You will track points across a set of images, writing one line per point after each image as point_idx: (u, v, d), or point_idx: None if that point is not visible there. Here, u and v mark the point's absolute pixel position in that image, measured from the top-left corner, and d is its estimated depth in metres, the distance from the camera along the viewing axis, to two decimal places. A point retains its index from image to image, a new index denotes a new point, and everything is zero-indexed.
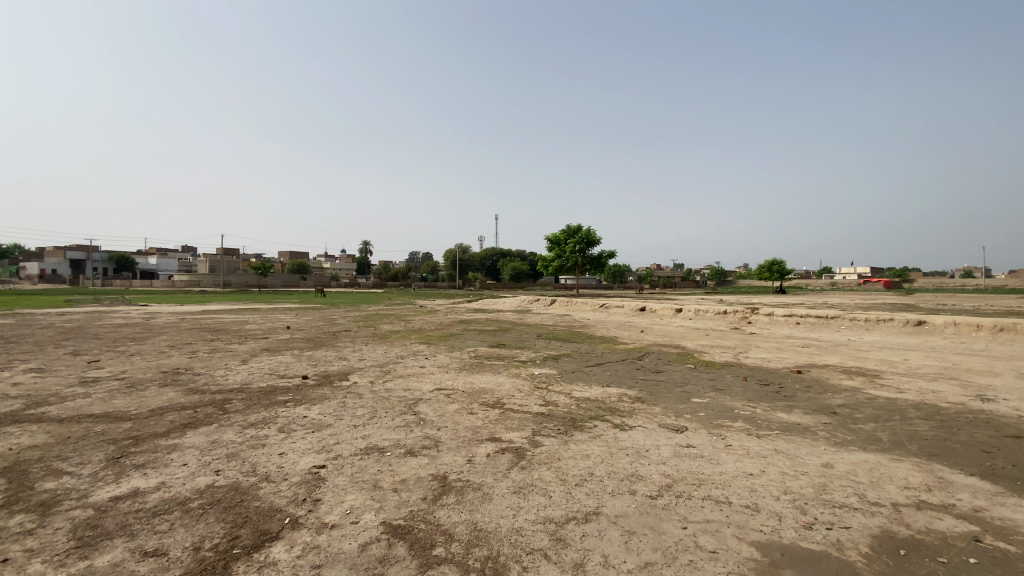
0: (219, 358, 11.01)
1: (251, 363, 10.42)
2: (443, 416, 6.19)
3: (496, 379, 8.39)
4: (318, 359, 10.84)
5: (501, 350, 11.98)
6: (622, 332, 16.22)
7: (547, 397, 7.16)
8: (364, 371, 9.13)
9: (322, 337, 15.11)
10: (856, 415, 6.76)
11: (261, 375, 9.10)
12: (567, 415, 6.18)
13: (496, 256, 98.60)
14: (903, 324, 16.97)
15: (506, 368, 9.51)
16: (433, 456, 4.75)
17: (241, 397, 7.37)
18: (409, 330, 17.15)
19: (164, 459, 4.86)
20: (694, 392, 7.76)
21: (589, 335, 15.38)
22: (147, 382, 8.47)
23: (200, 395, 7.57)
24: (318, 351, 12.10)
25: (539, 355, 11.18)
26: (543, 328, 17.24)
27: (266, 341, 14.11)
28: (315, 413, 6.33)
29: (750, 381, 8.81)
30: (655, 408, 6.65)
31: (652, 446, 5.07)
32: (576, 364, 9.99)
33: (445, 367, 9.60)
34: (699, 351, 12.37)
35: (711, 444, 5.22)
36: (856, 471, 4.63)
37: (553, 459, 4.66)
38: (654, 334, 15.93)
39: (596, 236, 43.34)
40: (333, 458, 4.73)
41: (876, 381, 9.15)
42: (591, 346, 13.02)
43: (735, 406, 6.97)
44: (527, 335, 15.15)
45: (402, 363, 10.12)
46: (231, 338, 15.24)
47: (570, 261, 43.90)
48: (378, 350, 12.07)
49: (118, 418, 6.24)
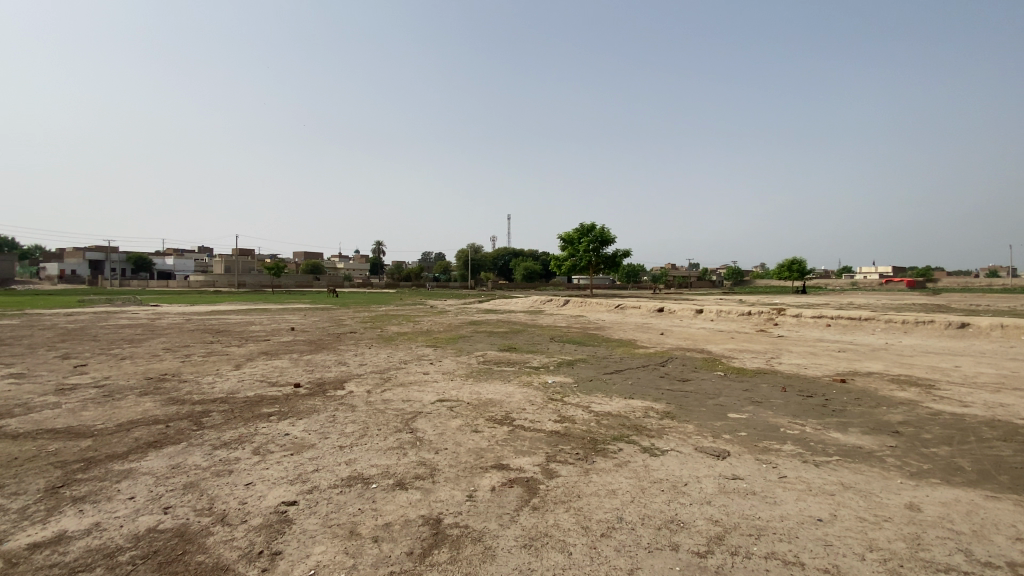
0: (212, 362, 10.36)
1: (244, 367, 9.75)
2: (444, 434, 5.38)
3: (506, 388, 7.57)
4: (315, 363, 10.12)
5: (512, 354, 11.14)
6: (641, 335, 15.28)
7: (563, 411, 6.31)
8: (362, 378, 8.38)
9: (325, 339, 14.44)
10: (924, 436, 5.78)
11: (251, 381, 8.41)
12: (587, 435, 5.33)
13: (509, 255, 97.80)
14: (945, 326, 15.71)
15: (517, 375, 8.68)
16: (427, 492, 3.94)
17: (222, 408, 6.66)
18: (417, 332, 16.41)
19: (111, 491, 4.15)
20: (729, 405, 6.85)
21: (606, 338, 14.48)
22: (127, 390, 7.82)
23: (178, 406, 6.88)
24: (317, 354, 11.40)
25: (552, 360, 10.33)
26: (557, 330, 16.37)
27: (266, 344, 13.48)
28: (298, 430, 5.57)
29: (790, 392, 7.85)
30: (688, 426, 5.77)
31: (692, 479, 4.20)
32: (594, 371, 9.13)
33: (450, 374, 8.80)
34: (727, 356, 11.41)
35: (762, 476, 4.33)
36: (951, 516, 3.70)
37: (572, 497, 3.81)
38: (675, 337, 14.95)
39: (610, 235, 42.28)
40: (307, 492, 3.95)
41: (933, 392, 8.11)
42: (608, 350, 12.13)
43: (779, 423, 6.05)
44: (540, 338, 14.29)
45: (404, 368, 9.35)
46: (231, 339, 14.64)
47: (583, 261, 42.87)
48: (381, 354, 11.33)
49: (79, 435, 5.56)
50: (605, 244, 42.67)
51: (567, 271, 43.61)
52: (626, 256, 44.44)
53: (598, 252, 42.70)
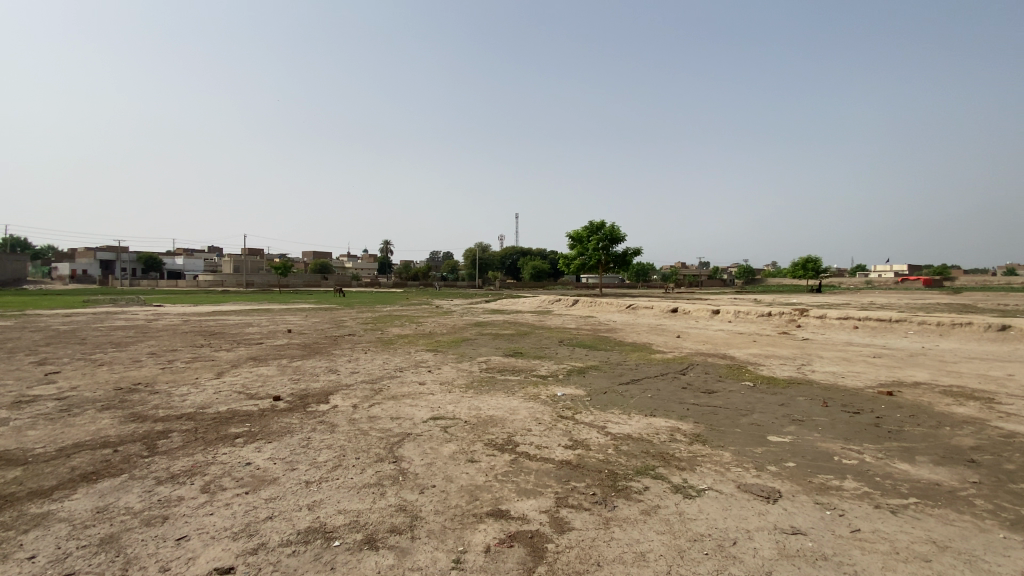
0: (194, 369, 9.59)
1: (227, 375, 8.97)
2: (434, 466, 4.51)
3: (509, 403, 6.69)
4: (304, 371, 9.32)
5: (517, 360, 10.25)
6: (656, 338, 14.30)
7: (575, 433, 5.42)
8: (350, 390, 7.53)
9: (321, 342, 13.64)
10: (1009, 468, 4.81)
11: (229, 392, 7.62)
12: (604, 468, 4.43)
13: (517, 255, 96.91)
14: (985, 329, 14.54)
15: (523, 386, 7.80)
16: (402, 554, 3.08)
17: (186, 427, 5.86)
18: (418, 334, 15.55)
19: (12, 545, 3.34)
20: (767, 426, 5.92)
21: (619, 341, 13.55)
22: (88, 403, 7.03)
23: (137, 423, 6.07)
24: (309, 360, 10.59)
25: (562, 367, 9.44)
26: (566, 333, 15.45)
27: (256, 347, 12.70)
28: (263, 457, 4.74)
29: (833, 408, 6.89)
30: (724, 456, 4.85)
31: (741, 536, 3.30)
32: (608, 381, 8.22)
33: (449, 385, 7.93)
34: (753, 363, 10.43)
35: (829, 531, 3.42)
36: None
37: (589, 565, 2.93)
38: (693, 340, 13.96)
39: (620, 233, 41.22)
40: (250, 553, 3.10)
41: (997, 408, 7.10)
42: (622, 355, 11.20)
43: (832, 451, 5.11)
44: (548, 342, 13.38)
45: (399, 377, 8.51)
46: (222, 342, 13.88)
47: (593, 259, 41.81)
48: (376, 360, 10.49)
49: (8, 464, 4.76)
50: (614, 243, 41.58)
51: (576, 270, 42.56)
52: (636, 254, 43.37)
53: (608, 250, 41.63)
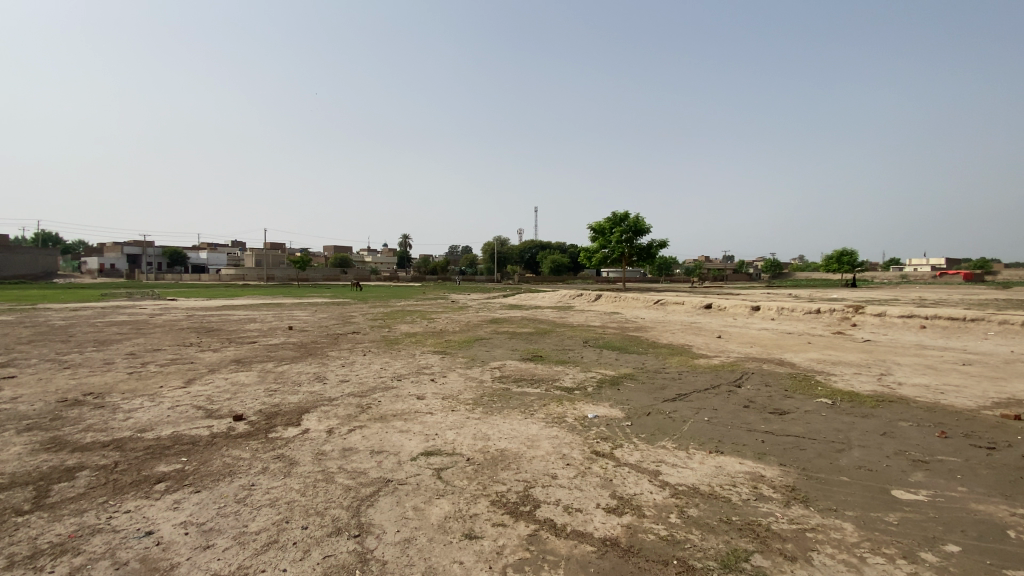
0: (163, 374, 8.32)
1: (195, 383, 7.65)
2: (414, 545, 3.03)
3: (527, 430, 5.16)
4: (287, 378, 7.94)
5: (537, 366, 8.70)
6: (695, 339, 12.56)
7: (618, 484, 3.88)
8: (330, 407, 6.10)
9: (319, 341, 12.32)
10: None
11: (186, 407, 6.28)
12: (670, 559, 2.90)
13: (537, 248, 95.13)
14: None
15: (545, 404, 6.25)
16: None
17: (104, 462, 4.51)
18: (428, 333, 14.11)
19: None
20: (883, 477, 4.30)
21: (653, 342, 11.89)
22: (11, 422, 5.75)
23: (48, 454, 4.74)
24: (297, 364, 9.21)
25: (591, 377, 7.87)
26: (592, 332, 13.81)
27: (247, 347, 11.41)
28: (174, 522, 3.34)
29: (956, 442, 5.21)
30: (846, 532, 3.26)
31: None
32: (649, 397, 6.65)
33: (454, 399, 6.44)
34: (820, 372, 8.68)
35: None
36: None
37: None
38: (738, 342, 12.21)
39: (645, 224, 39.18)
40: None
41: None
42: (660, 360, 9.57)
43: (1000, 525, 3.49)
44: (572, 342, 11.78)
45: (394, 389, 7.04)
46: (213, 341, 12.65)
47: (616, 252, 39.90)
48: (374, 364, 9.07)
49: None
50: (639, 234, 39.56)
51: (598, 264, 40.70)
52: (662, 246, 41.26)
53: (631, 243, 39.64)
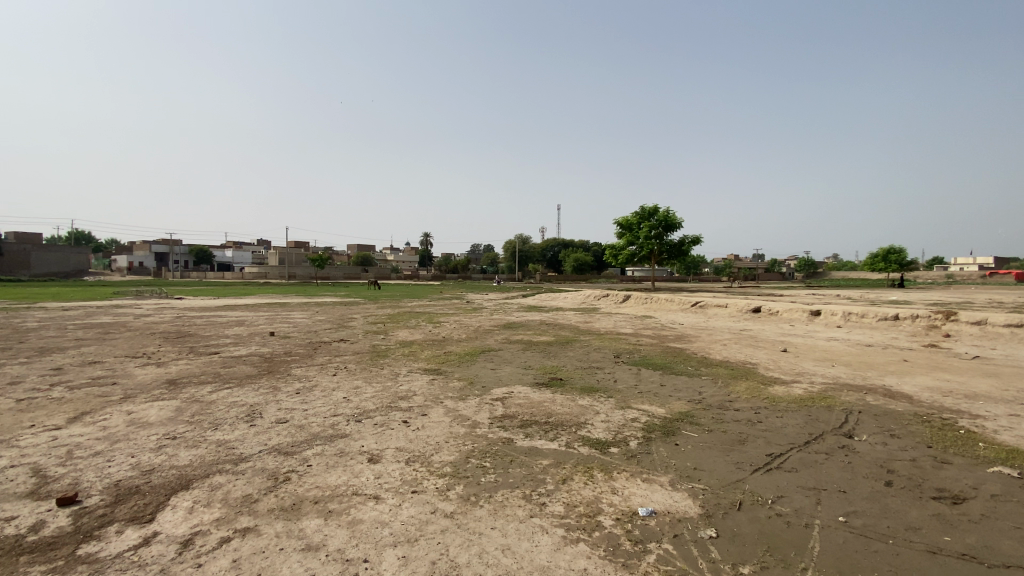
0: (56, 405, 6.26)
1: (80, 421, 5.54)
2: None
3: (530, 557, 2.81)
4: (207, 414, 5.75)
5: (554, 397, 6.30)
6: (756, 355, 9.96)
7: None
8: (224, 481, 3.88)
9: (291, 352, 10.15)
10: None
11: (17, 473, 4.16)
12: None
13: (559, 247, 92.39)
14: None
15: (565, 478, 3.87)
16: None
17: None
18: (427, 342, 11.81)
19: None
20: None
21: (704, 360, 9.35)
22: None
23: None
24: (241, 389, 7.03)
25: (632, 419, 5.46)
26: (625, 344, 11.31)
27: (200, 360, 9.33)
28: None
29: None
30: None
31: None
32: (730, 466, 4.25)
33: (422, 466, 4.11)
34: (960, 413, 6.06)
35: None
36: None
37: None
38: (813, 360, 9.57)
39: (675, 218, 36.36)
40: None
41: None
42: (723, 390, 7.08)
43: None
44: (602, 358, 9.33)
45: (342, 440, 4.75)
46: (169, 350, 10.61)
47: (644, 249, 37.13)
48: (338, 389, 6.83)
49: None
50: (669, 230, 36.71)
51: (624, 262, 38.03)
52: (694, 243, 38.26)
53: (661, 239, 36.80)
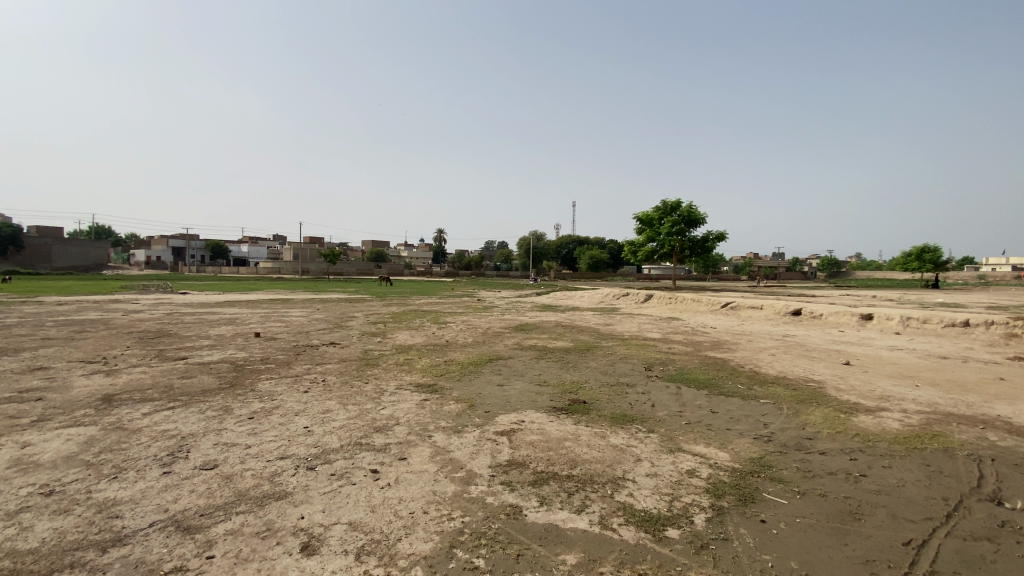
0: None
1: None
2: None
3: None
4: (119, 453, 4.36)
5: (578, 430, 4.79)
6: (816, 369, 8.31)
7: None
8: None
9: (268, 358, 8.76)
10: None
11: None
12: None
13: (574, 243, 90.48)
14: None
15: None
16: None
17: None
18: (427, 347, 10.34)
19: None
20: None
21: (755, 376, 7.74)
22: None
23: None
24: (185, 409, 5.65)
25: (687, 473, 3.92)
26: (655, 352, 9.73)
27: (159, 367, 8.00)
28: None
29: None
30: None
31: None
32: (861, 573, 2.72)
33: (378, 565, 2.66)
34: None
35: None
36: None
37: None
38: (889, 378, 7.89)
39: (699, 214, 34.48)
40: None
41: None
42: (794, 422, 5.51)
43: None
44: (632, 372, 7.77)
45: (276, 506, 3.31)
46: (133, 354, 9.28)
47: (664, 246, 35.29)
48: (303, 413, 5.39)
49: None
50: (692, 226, 34.85)
51: (643, 259, 36.22)
52: (718, 240, 36.28)
53: (683, 236, 34.94)
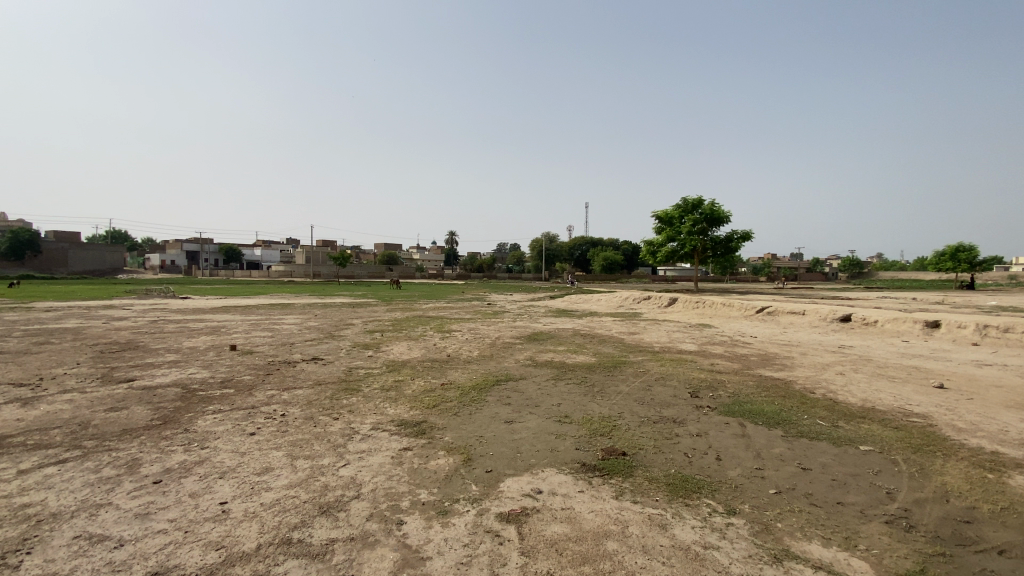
0: None
1: None
2: None
3: None
4: None
5: (623, 513, 3.18)
6: (908, 396, 6.57)
7: None
8: None
9: (230, 380, 7.25)
10: None
11: None
12: None
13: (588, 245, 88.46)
14: None
15: None
16: None
17: None
18: (424, 364, 8.75)
19: None
20: None
21: (835, 407, 6.03)
22: None
23: None
24: (77, 464, 4.14)
25: None
26: (697, 371, 8.04)
27: (92, 394, 6.52)
28: None
29: None
30: None
31: None
32: None
33: None
34: None
35: None
36: None
37: None
38: (1010, 408, 6.12)
39: (723, 212, 32.62)
40: None
41: None
42: (929, 489, 3.83)
43: None
44: (676, 401, 6.11)
45: None
46: (78, 374, 7.86)
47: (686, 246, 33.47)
48: (230, 474, 3.83)
49: None
50: (715, 225, 33.00)
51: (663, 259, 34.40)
52: (743, 239, 34.35)
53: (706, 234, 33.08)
